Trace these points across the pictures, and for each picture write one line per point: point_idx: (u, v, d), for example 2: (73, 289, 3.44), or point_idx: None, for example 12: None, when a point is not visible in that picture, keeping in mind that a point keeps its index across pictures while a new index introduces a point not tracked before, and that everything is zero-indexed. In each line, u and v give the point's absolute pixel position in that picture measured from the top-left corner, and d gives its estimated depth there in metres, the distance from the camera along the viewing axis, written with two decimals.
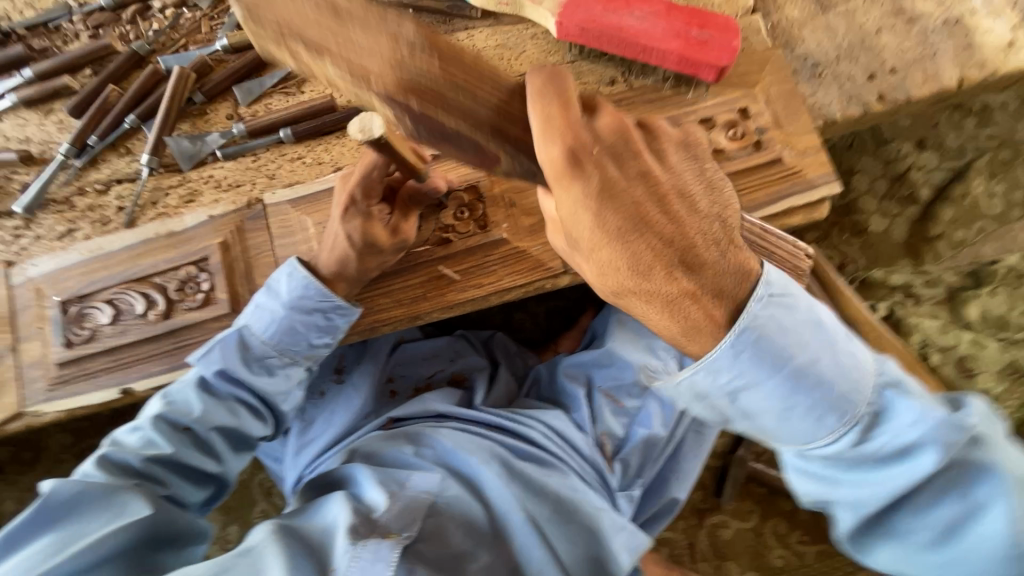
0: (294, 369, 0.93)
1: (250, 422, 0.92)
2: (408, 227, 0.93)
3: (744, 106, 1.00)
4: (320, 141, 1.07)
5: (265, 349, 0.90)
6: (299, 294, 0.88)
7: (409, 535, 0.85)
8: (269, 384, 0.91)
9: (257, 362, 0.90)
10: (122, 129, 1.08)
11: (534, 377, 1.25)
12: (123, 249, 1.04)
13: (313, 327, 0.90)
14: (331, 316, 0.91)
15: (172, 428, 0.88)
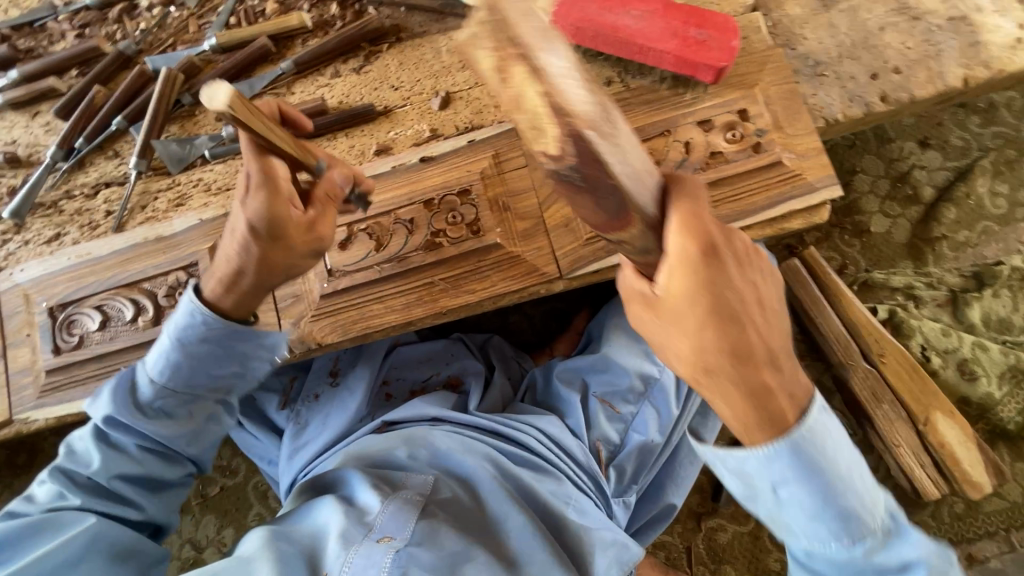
0: (200, 405, 0.89)
1: (154, 465, 0.88)
2: (325, 224, 0.81)
3: (743, 107, 0.98)
4: (311, 143, 1.05)
5: (159, 391, 0.86)
6: (183, 330, 0.83)
7: (404, 537, 0.84)
8: (167, 428, 0.87)
9: (158, 402, 0.87)
10: (109, 131, 1.07)
11: (530, 381, 1.24)
12: (111, 254, 1.02)
13: (205, 364, 0.86)
14: (228, 347, 0.86)
15: (77, 480, 0.85)
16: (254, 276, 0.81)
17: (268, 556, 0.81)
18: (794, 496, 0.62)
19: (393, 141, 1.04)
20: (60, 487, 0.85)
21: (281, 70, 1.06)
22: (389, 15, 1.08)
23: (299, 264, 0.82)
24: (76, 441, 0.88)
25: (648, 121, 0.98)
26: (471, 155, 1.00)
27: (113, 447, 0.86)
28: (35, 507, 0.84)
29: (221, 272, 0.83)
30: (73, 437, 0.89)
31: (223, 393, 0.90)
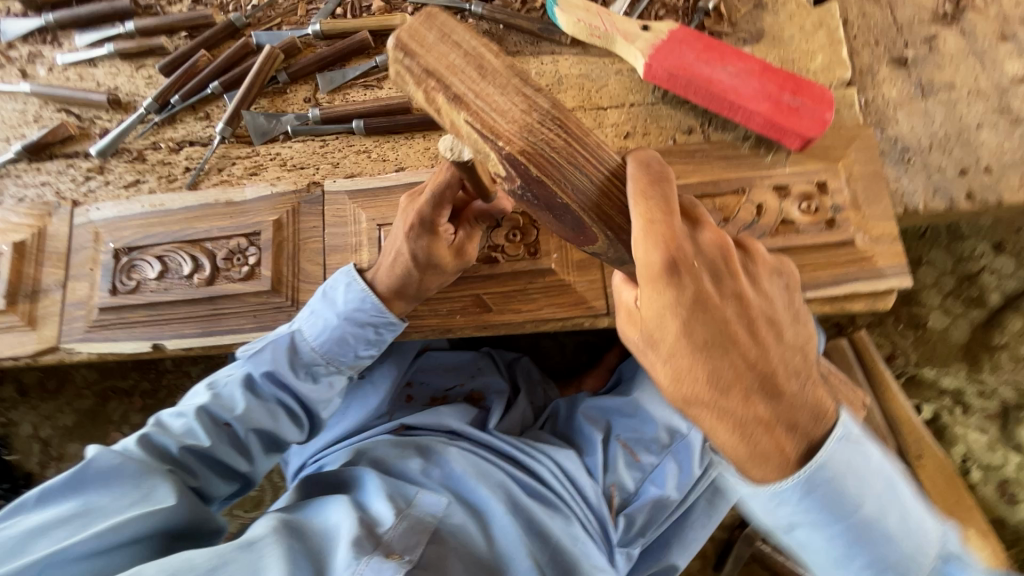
0: (337, 378, 0.95)
1: (287, 424, 0.94)
2: (471, 247, 0.93)
3: (823, 180, 0.96)
4: (388, 139, 1.08)
5: (317, 358, 0.92)
6: (360, 308, 0.90)
7: (411, 559, 0.82)
8: (314, 391, 0.94)
9: (304, 368, 0.92)
10: (204, 94, 1.11)
11: (552, 410, 1.24)
12: (183, 209, 1.06)
13: (363, 342, 0.93)
14: (382, 331, 0.93)
15: (214, 419, 0.90)
16: (410, 291, 0.92)
17: (278, 544, 0.81)
18: None
19: None
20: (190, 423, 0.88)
21: (375, 64, 1.09)
22: (486, 29, 1.11)
23: (447, 281, 0.94)
24: (225, 377, 0.92)
25: (724, 176, 0.98)
26: None
27: (258, 394, 0.91)
28: (172, 438, 0.88)
29: (382, 277, 0.92)
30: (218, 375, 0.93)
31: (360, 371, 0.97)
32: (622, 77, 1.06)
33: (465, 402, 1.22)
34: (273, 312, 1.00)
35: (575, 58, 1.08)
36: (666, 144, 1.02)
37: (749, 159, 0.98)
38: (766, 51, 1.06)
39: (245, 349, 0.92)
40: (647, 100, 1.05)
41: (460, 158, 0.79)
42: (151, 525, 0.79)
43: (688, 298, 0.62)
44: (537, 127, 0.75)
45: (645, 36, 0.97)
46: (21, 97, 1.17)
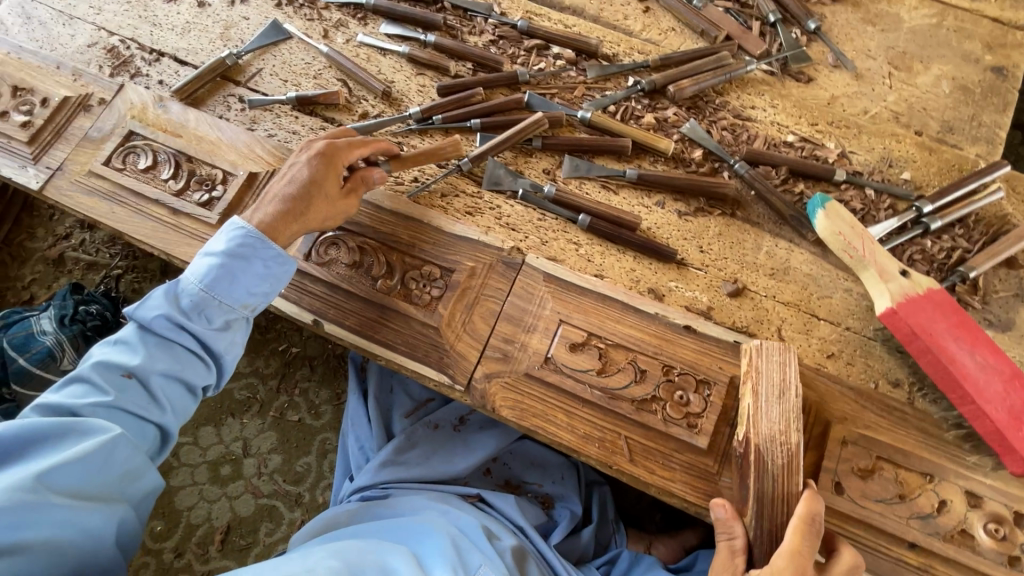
0: (234, 318, 0.95)
1: (188, 364, 0.92)
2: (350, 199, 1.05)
3: (1023, 512, 0.87)
4: (601, 242, 1.10)
5: (203, 296, 0.91)
6: (239, 243, 0.94)
7: None
8: (207, 333, 0.92)
9: (201, 316, 0.92)
10: (462, 124, 1.19)
11: (613, 555, 1.16)
12: (396, 215, 1.12)
13: (250, 274, 0.94)
14: (268, 262, 0.96)
15: (114, 368, 0.87)
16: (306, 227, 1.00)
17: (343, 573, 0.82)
18: None
19: (668, 290, 1.06)
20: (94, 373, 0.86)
21: (624, 173, 1.12)
22: (738, 189, 1.11)
23: (326, 215, 1.02)
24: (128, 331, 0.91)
25: (917, 451, 0.91)
26: (730, 354, 0.99)
27: (164, 343, 0.90)
28: (69, 401, 0.85)
29: (259, 214, 0.98)
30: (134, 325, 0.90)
31: (253, 310, 0.96)
32: (848, 297, 1.03)
33: (536, 503, 1.19)
34: (429, 349, 1.03)
35: (810, 255, 1.07)
36: (867, 386, 0.97)
37: (950, 447, 0.91)
38: (1009, 345, 0.99)
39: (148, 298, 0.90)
40: (865, 333, 1.01)
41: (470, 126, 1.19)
42: (77, 452, 0.79)
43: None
44: (783, 449, 0.83)
45: (901, 281, 0.93)
46: (313, 53, 1.29)
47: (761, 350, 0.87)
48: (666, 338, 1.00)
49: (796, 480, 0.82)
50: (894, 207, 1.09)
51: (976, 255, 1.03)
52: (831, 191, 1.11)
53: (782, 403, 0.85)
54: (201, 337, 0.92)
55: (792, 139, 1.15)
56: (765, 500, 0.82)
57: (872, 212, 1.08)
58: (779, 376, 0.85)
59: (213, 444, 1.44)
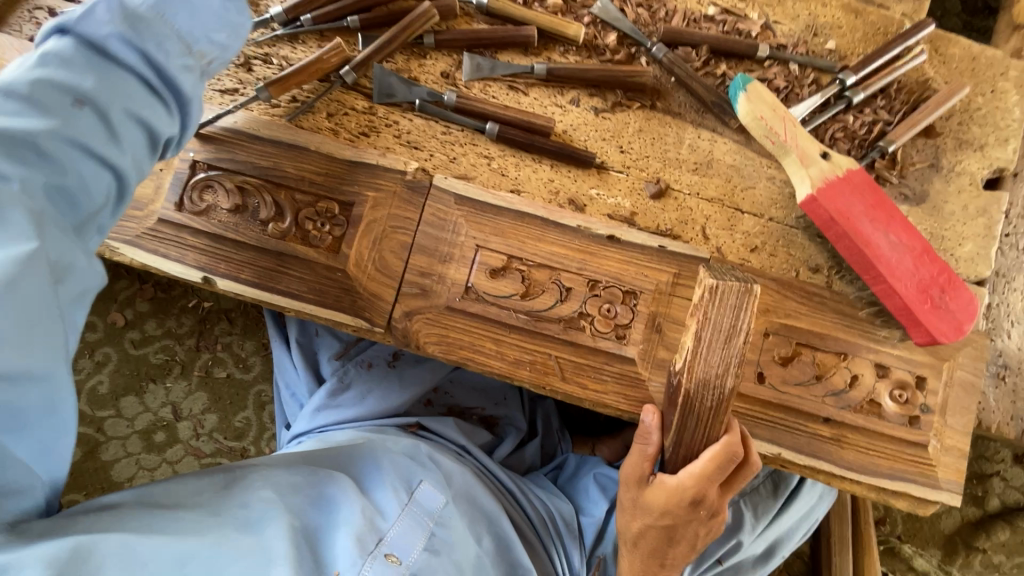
0: (189, 66, 0.73)
1: (147, 102, 0.70)
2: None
3: (924, 375, 0.93)
4: (515, 153, 0.99)
5: (155, 14, 0.69)
6: None
7: (409, 567, 0.82)
8: (167, 62, 0.70)
9: (153, 39, 0.69)
10: (338, 26, 1.00)
11: (560, 460, 1.24)
12: (277, 143, 0.96)
13: (205, 8, 0.73)
14: (233, 10, 0.77)
15: (59, 86, 0.64)
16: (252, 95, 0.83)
17: (283, 520, 0.78)
18: None
19: (590, 199, 0.99)
20: (29, 90, 0.62)
21: (531, 69, 0.99)
22: (657, 77, 1.01)
23: None
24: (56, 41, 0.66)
25: (834, 333, 0.94)
26: (656, 261, 0.95)
27: (106, 67, 0.67)
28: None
29: None
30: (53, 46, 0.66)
31: (206, 66, 0.76)
32: (772, 185, 0.99)
33: (480, 425, 1.20)
34: (340, 293, 0.94)
35: (734, 144, 1.00)
36: (788, 275, 0.96)
37: (864, 326, 0.94)
38: (921, 218, 0.99)
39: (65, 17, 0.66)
40: (787, 221, 0.99)
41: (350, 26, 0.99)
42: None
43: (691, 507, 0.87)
44: (714, 393, 0.77)
45: (821, 165, 0.90)
46: None
47: (716, 294, 0.73)
48: (590, 251, 0.95)
49: (721, 418, 0.80)
50: (819, 82, 1.02)
51: (896, 127, 0.99)
52: (754, 71, 1.02)
53: (726, 348, 0.75)
54: (159, 66, 0.70)
55: (714, 12, 1.03)
56: (684, 435, 0.82)
57: (795, 91, 1.01)
58: (730, 322, 0.74)
59: (139, 413, 1.35)
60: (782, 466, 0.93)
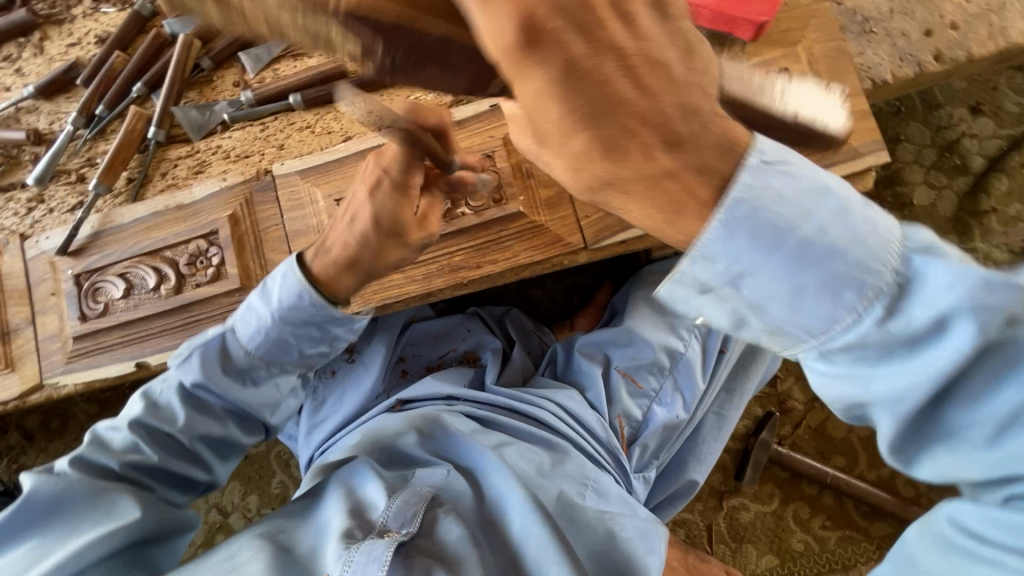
0: (283, 379, 0.89)
1: (231, 425, 0.89)
2: (435, 216, 0.81)
3: (784, 67, 0.92)
4: (330, 109, 1.03)
5: (253, 362, 0.86)
6: (294, 303, 0.82)
7: (409, 531, 0.79)
8: (252, 397, 0.88)
9: (240, 372, 0.87)
10: (129, 98, 1.05)
11: (551, 354, 1.19)
12: (134, 222, 1.02)
13: (303, 339, 0.86)
14: (327, 328, 0.86)
15: (216, 439, 0.90)
16: (369, 268, 0.81)
17: (259, 559, 0.78)
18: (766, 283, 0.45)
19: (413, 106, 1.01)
20: (186, 449, 0.88)
21: None
22: None
23: None
24: (278, 289, 0.83)
25: None
26: (494, 119, 0.96)
27: (240, 416, 0.91)
28: (112, 456, 0.85)
29: None
30: (284, 306, 0.83)
31: (309, 366, 0.91)
32: None
33: (461, 364, 1.18)
34: None
35: None
36: None
37: None
38: None
39: (320, 297, 0.81)
40: None
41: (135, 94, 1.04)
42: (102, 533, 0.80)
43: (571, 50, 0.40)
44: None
45: None
46: None
47: None
48: None
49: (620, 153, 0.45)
50: None
51: None
52: None
53: None
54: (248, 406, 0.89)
55: None
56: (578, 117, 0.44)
57: None
58: None
59: None
60: None
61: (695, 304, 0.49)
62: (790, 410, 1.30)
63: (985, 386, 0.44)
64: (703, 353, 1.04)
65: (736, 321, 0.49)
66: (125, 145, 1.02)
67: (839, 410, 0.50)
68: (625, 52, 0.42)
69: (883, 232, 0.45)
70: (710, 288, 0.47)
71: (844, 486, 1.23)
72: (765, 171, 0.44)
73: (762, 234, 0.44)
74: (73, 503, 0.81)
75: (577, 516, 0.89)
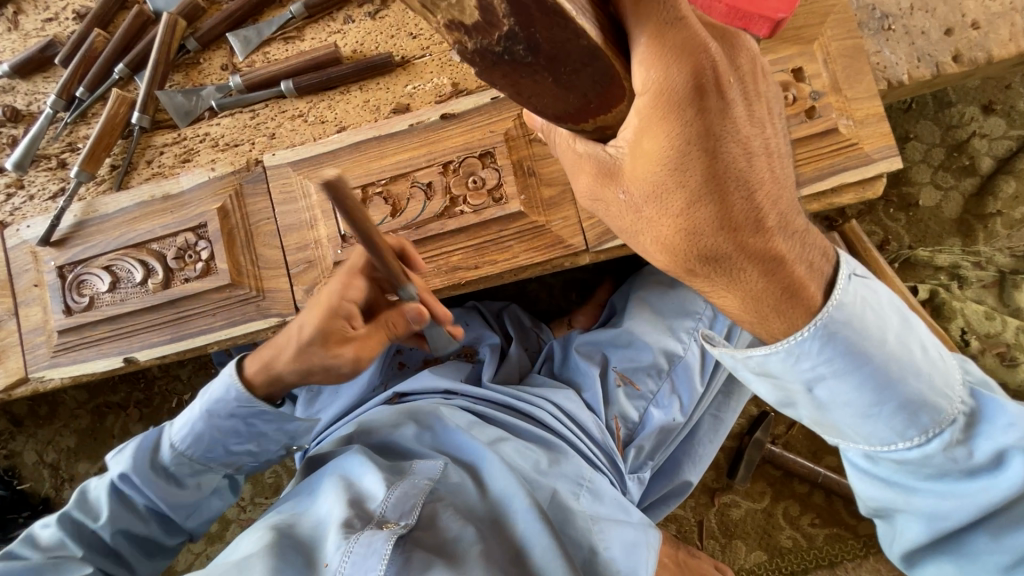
0: (233, 460, 0.89)
1: (198, 489, 0.90)
2: (353, 289, 0.82)
3: (799, 66, 0.88)
4: (323, 96, 0.98)
5: (201, 452, 0.86)
6: (233, 420, 0.84)
7: (408, 523, 0.79)
8: (205, 477, 0.89)
9: (192, 462, 0.87)
10: (111, 80, 1.00)
11: (548, 352, 1.18)
12: (119, 212, 0.98)
13: (247, 436, 0.87)
14: (266, 439, 0.88)
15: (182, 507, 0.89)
16: (317, 355, 0.81)
17: (263, 542, 0.77)
18: (836, 395, 0.56)
19: (410, 96, 0.97)
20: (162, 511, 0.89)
21: (290, 13, 0.98)
22: None
23: None
24: (216, 397, 0.85)
25: None
26: (495, 113, 0.92)
27: (204, 486, 0.91)
28: (85, 523, 0.84)
29: None
30: (211, 404, 0.84)
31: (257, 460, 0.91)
32: None
33: (458, 359, 1.17)
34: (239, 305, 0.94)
35: None
36: None
37: None
38: None
39: (240, 391, 0.83)
40: None
41: (116, 76, 0.99)
42: None
43: (703, 124, 0.51)
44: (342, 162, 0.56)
45: None
46: None
47: None
48: (431, 140, 0.93)
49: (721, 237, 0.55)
50: None
51: None
52: None
53: None
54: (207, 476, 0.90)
55: None
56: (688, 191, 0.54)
57: None
58: None
59: None
60: None
61: (756, 382, 0.60)
62: None
63: (1014, 521, 0.57)
64: (702, 355, 1.04)
65: (784, 400, 0.60)
66: (107, 131, 0.97)
67: (868, 506, 0.64)
68: (751, 140, 0.53)
69: (951, 368, 0.57)
70: (783, 380, 0.58)
71: (835, 486, 1.25)
72: (854, 283, 0.56)
73: (853, 351, 0.54)
74: (64, 557, 0.81)
75: (570, 514, 0.89)
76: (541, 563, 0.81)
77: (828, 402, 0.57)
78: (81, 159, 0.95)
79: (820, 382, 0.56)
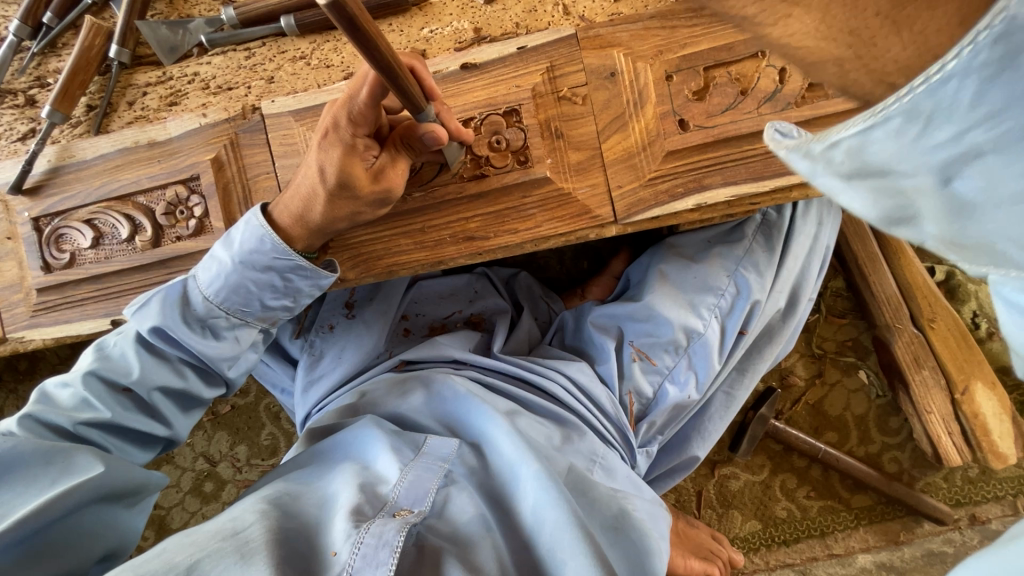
0: (244, 331, 0.85)
1: (192, 382, 0.85)
2: (396, 174, 0.78)
3: None
4: (329, 37, 0.88)
5: (211, 309, 0.81)
6: (253, 253, 0.78)
7: (421, 512, 0.75)
8: (207, 346, 0.83)
9: (200, 322, 0.82)
10: (83, 5, 0.88)
11: (559, 323, 1.15)
12: (99, 159, 0.88)
13: (264, 289, 0.81)
14: (289, 277, 0.81)
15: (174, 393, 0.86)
16: (320, 224, 0.79)
17: (264, 525, 0.72)
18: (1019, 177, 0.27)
19: (427, 41, 0.88)
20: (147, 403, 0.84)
21: None
22: None
23: None
24: (240, 235, 0.79)
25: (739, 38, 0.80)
26: (521, 66, 0.84)
27: (204, 371, 0.86)
28: (63, 414, 0.80)
29: None
30: (246, 250, 0.78)
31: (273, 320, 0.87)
32: None
33: (467, 328, 1.12)
34: None
35: None
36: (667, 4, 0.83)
37: None
38: None
39: (280, 241, 0.77)
40: None
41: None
42: (78, 501, 0.74)
43: None
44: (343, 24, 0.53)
45: None
46: None
47: None
48: (450, 94, 0.85)
49: None
50: None
51: None
52: None
53: None
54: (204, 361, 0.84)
55: None
56: None
57: None
58: None
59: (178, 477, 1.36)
60: (753, 206, 0.83)
61: (848, 196, 0.32)
62: (791, 385, 1.31)
63: None
64: (722, 332, 1.00)
65: (898, 219, 0.32)
66: (80, 64, 0.86)
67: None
68: None
69: None
70: (922, 159, 0.28)
71: (834, 462, 1.25)
72: None
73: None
74: (27, 464, 0.74)
75: (583, 495, 0.85)
76: (548, 550, 0.76)
77: (981, 207, 0.29)
78: (52, 96, 0.84)
79: (968, 163, 0.28)
